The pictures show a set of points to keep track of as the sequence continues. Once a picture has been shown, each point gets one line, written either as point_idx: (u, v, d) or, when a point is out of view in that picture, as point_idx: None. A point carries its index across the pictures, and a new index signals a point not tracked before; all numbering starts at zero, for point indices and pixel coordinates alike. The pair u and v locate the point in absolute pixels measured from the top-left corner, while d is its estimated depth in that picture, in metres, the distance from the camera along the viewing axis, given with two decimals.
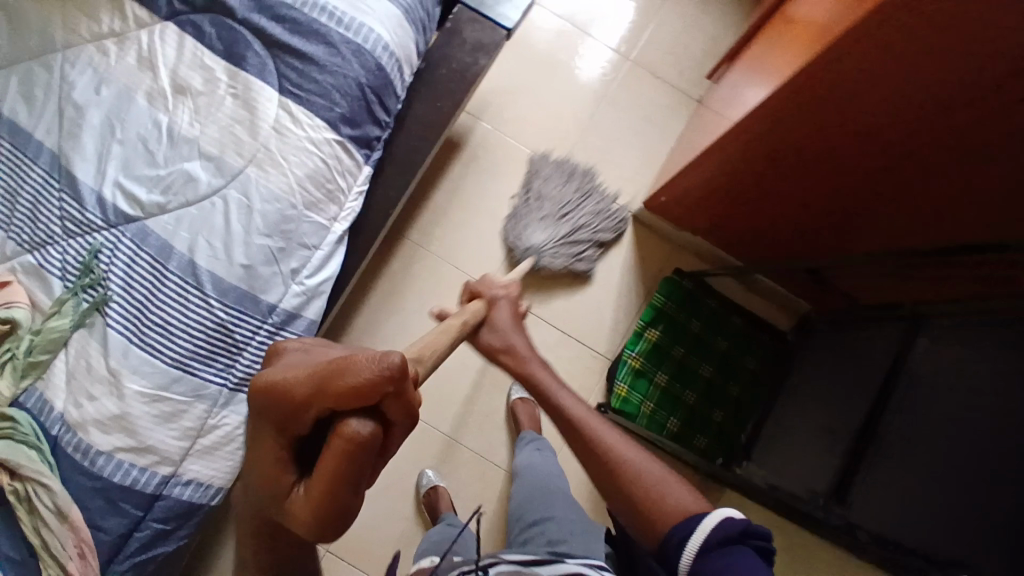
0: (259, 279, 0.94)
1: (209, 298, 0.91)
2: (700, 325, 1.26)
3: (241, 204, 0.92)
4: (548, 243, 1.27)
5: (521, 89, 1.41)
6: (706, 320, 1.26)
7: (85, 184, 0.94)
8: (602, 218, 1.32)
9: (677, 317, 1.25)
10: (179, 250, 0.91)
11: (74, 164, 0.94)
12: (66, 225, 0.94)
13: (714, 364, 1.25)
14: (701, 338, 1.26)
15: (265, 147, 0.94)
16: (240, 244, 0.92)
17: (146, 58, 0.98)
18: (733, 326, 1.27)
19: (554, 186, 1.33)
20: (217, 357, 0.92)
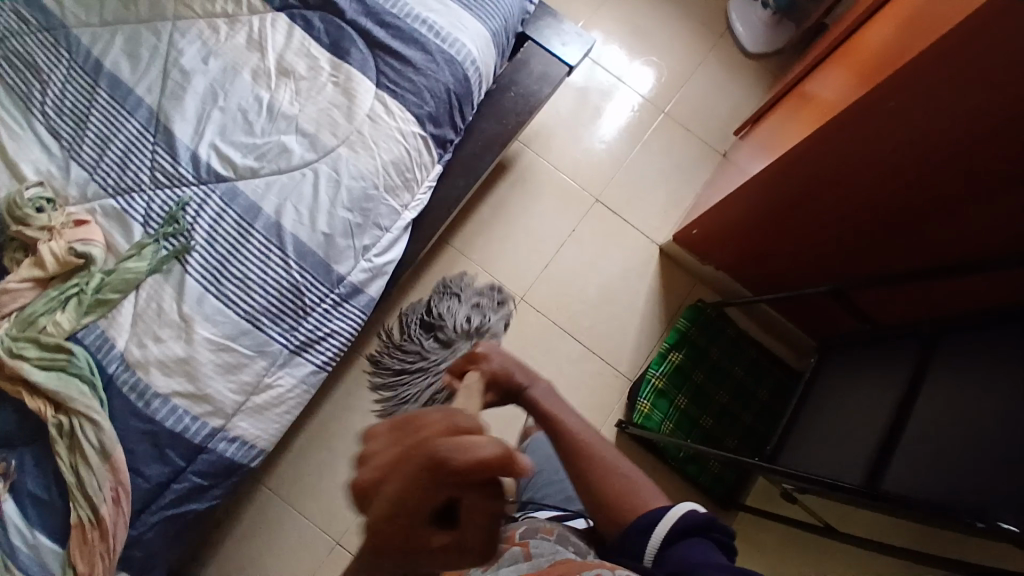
0: (336, 249, 0.98)
1: (289, 260, 0.95)
2: (718, 353, 1.34)
3: (331, 178, 0.99)
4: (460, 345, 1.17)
5: (566, 125, 1.53)
6: (724, 350, 1.35)
7: (181, 142, 0.99)
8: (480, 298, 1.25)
9: (698, 343, 1.33)
10: (266, 211, 0.96)
11: (172, 122, 1.00)
12: (155, 176, 0.98)
13: (729, 391, 1.33)
14: (719, 366, 1.34)
15: (359, 131, 1.02)
16: (324, 214, 0.97)
17: (255, 39, 1.06)
18: (748, 358, 1.35)
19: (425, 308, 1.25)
20: (285, 317, 0.96)
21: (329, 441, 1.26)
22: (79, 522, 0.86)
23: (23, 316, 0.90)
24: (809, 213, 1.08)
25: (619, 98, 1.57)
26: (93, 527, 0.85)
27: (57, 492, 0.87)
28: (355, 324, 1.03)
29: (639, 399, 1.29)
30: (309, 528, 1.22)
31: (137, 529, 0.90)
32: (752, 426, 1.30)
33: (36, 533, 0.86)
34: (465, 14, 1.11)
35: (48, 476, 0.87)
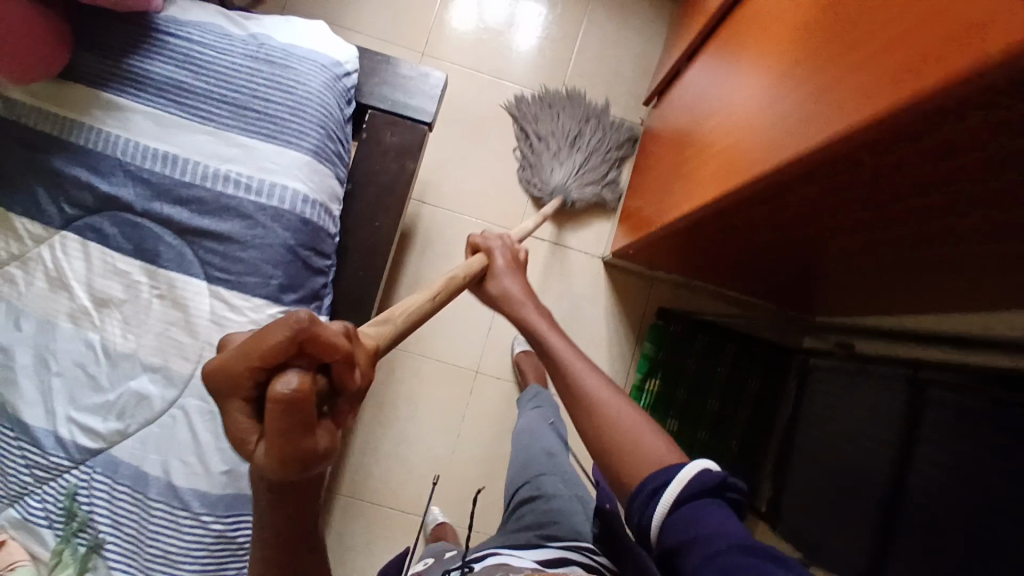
0: (243, 477, 0.89)
1: (200, 515, 0.87)
2: (697, 362, 1.23)
3: (204, 411, 0.88)
4: (569, 177, 1.27)
5: (460, 159, 1.34)
6: (701, 356, 1.23)
7: (39, 428, 0.90)
8: (589, 172, 1.28)
9: (672, 361, 1.22)
10: (154, 474, 0.88)
11: (21, 410, 0.90)
12: (35, 472, 0.90)
13: (717, 397, 1.24)
14: (699, 372, 1.23)
15: (209, 343, 0.88)
16: (214, 452, 0.87)
17: (56, 277, 0.91)
18: (730, 351, 1.24)
19: (557, 120, 1.31)
20: (228, 564, 0.90)
21: None
22: None
23: None
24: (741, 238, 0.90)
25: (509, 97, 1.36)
26: None
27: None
28: None
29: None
30: None
31: None
32: (750, 422, 1.24)
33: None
34: (271, 146, 0.91)
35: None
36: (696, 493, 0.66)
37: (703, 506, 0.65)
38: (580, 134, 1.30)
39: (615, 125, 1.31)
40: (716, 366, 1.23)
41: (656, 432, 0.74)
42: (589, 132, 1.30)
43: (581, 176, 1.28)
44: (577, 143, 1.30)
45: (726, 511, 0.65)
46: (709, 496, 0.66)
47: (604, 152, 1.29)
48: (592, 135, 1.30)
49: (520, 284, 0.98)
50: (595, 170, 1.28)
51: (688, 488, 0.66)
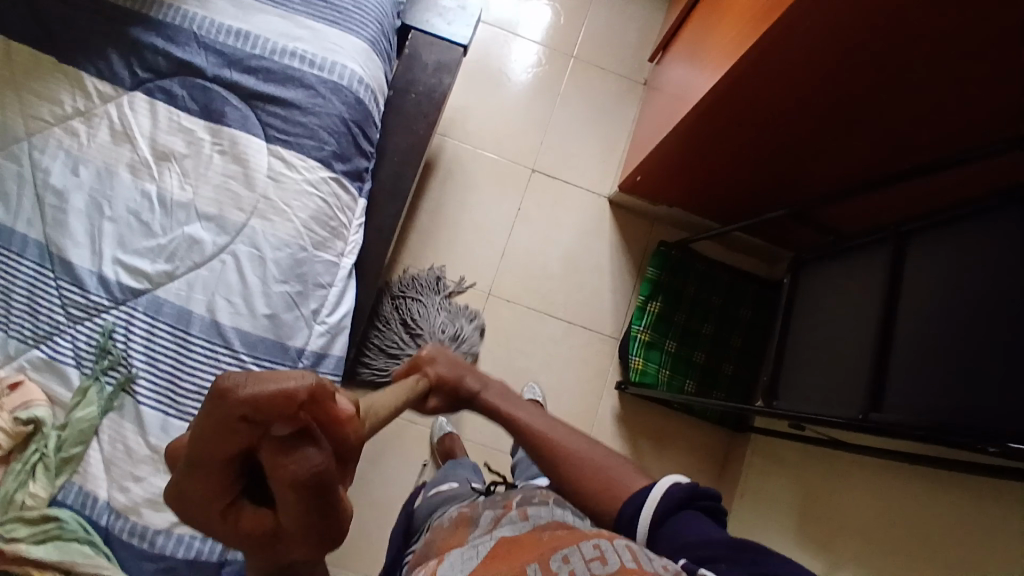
0: (284, 325, 0.94)
1: (240, 354, 0.91)
2: (693, 287, 1.35)
3: (253, 257, 0.92)
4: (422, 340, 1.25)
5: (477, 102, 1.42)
6: (698, 282, 1.35)
7: (83, 268, 0.92)
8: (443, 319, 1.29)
9: (672, 285, 1.34)
10: (198, 313, 0.91)
11: (68, 250, 0.93)
12: (70, 312, 0.92)
13: (714, 322, 1.34)
14: (696, 298, 1.35)
15: (265, 196, 0.94)
16: (260, 295, 0.92)
17: (119, 129, 0.96)
18: (724, 281, 1.36)
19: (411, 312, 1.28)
20: None
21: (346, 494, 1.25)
22: None
23: None
24: (748, 138, 1.04)
25: (513, 53, 1.46)
26: None
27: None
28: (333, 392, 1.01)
29: (631, 356, 1.30)
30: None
31: None
32: (742, 347, 1.34)
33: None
34: (335, 32, 1.02)
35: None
36: (672, 507, 0.69)
37: (682, 519, 0.69)
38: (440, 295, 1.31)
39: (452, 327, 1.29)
40: (712, 294, 1.35)
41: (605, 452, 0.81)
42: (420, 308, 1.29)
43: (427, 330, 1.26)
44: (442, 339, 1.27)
45: (697, 516, 0.69)
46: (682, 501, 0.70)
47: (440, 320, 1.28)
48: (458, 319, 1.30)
49: (452, 369, 0.95)
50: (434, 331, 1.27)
51: (666, 502, 0.70)
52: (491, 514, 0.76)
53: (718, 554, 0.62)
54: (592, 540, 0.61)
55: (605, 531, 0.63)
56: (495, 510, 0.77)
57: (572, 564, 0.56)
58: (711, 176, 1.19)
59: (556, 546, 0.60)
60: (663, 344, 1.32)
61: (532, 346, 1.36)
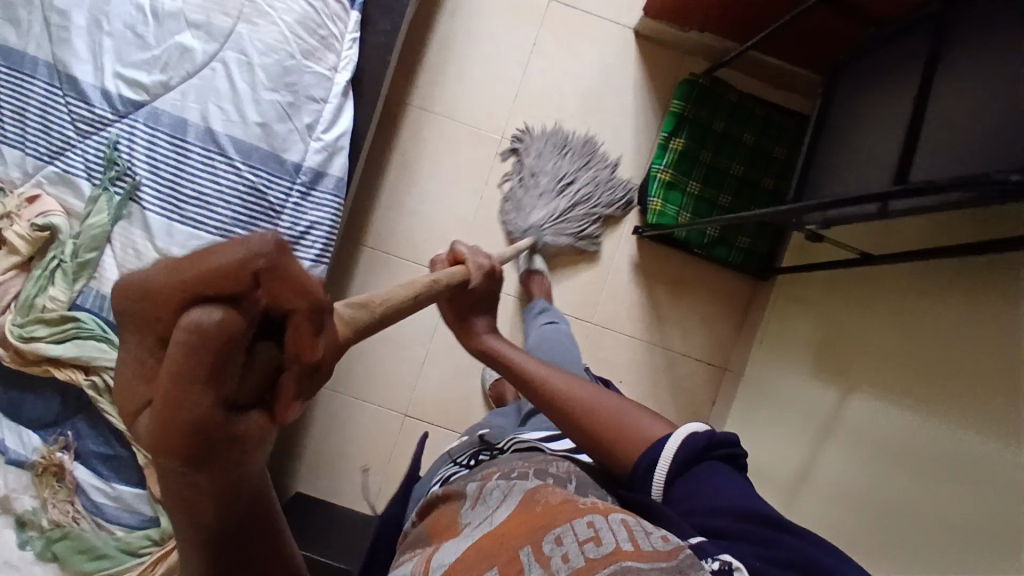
0: (276, 136, 0.93)
1: (235, 161, 0.92)
2: (724, 122, 1.24)
3: (241, 62, 0.91)
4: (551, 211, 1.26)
5: None
6: (730, 117, 1.24)
7: (86, 82, 0.91)
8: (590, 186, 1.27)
9: (699, 119, 1.23)
10: (193, 121, 0.92)
11: (71, 66, 0.91)
12: (79, 127, 0.92)
13: (743, 161, 1.24)
14: (726, 135, 1.24)
15: (250, 0, 0.92)
16: (250, 102, 0.91)
17: None
18: (758, 117, 1.24)
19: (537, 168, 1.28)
20: (258, 221, 0.94)
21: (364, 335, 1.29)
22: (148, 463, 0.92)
23: (19, 303, 0.91)
24: None
25: None
26: None
27: (119, 445, 0.92)
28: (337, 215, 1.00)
29: (651, 197, 1.24)
30: (378, 413, 1.31)
31: None
32: (773, 190, 1.24)
33: (114, 484, 0.92)
34: None
35: (102, 438, 0.92)
36: (689, 458, 0.68)
37: (698, 473, 0.67)
38: (569, 147, 1.29)
39: (612, 180, 1.28)
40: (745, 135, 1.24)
41: (640, 409, 0.77)
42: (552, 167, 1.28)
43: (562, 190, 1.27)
44: (569, 188, 1.27)
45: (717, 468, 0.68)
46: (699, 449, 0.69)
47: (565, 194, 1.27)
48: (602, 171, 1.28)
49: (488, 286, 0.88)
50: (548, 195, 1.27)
51: (682, 453, 0.68)
52: (478, 483, 0.71)
53: (731, 524, 0.60)
54: (588, 515, 0.55)
55: (602, 504, 0.57)
56: (480, 478, 0.72)
57: (564, 547, 0.51)
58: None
59: (549, 525, 0.54)
60: (686, 185, 1.24)
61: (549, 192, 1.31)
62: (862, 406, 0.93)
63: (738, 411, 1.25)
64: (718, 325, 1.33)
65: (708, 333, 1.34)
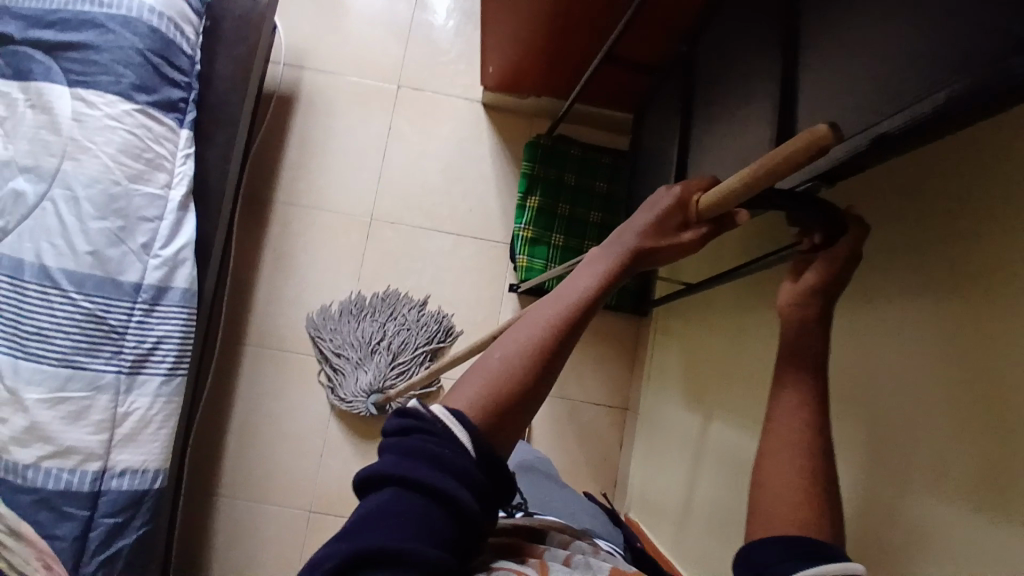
0: (109, 261, 0.98)
1: (70, 292, 0.96)
2: (573, 174, 1.30)
3: (67, 198, 0.97)
4: (385, 368, 1.28)
5: (324, 26, 1.39)
6: (577, 169, 1.30)
7: None
8: (414, 328, 1.30)
9: (548, 176, 1.29)
10: (29, 260, 0.96)
11: None
12: None
13: (600, 208, 1.29)
14: (578, 186, 1.29)
15: (71, 139, 0.97)
16: (79, 233, 0.97)
17: None
18: (603, 166, 1.31)
19: (358, 329, 1.30)
20: (101, 346, 0.97)
21: (257, 432, 1.29)
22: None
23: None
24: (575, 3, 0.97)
25: None
26: None
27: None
28: (187, 315, 1.06)
29: (518, 255, 1.27)
30: (280, 513, 1.26)
31: None
32: None
33: None
34: None
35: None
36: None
37: None
38: (366, 308, 1.32)
39: (420, 319, 1.31)
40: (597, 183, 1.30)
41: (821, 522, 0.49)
42: (394, 330, 1.30)
43: (390, 350, 1.30)
44: (379, 348, 1.30)
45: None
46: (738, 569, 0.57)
47: (408, 348, 1.30)
48: (406, 313, 1.32)
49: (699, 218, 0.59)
50: (385, 349, 1.30)
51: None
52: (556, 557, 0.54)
53: None
54: None
55: None
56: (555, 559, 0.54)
57: None
58: (565, 57, 1.14)
59: None
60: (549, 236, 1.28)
61: (424, 262, 1.35)
62: (721, 430, 0.93)
63: (641, 449, 1.25)
64: (610, 366, 1.35)
65: (605, 374, 1.36)
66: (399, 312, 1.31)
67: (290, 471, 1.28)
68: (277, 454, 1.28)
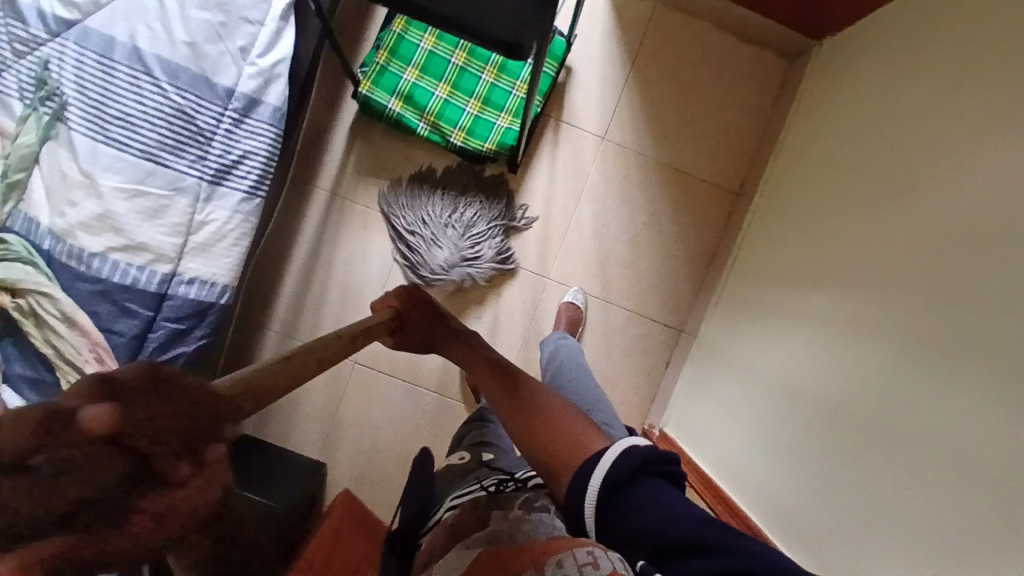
0: (206, 58, 0.92)
1: (161, 83, 0.90)
2: (421, 64, 1.20)
3: None
4: (456, 242, 1.24)
5: None
6: (425, 53, 1.20)
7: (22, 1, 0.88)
8: (487, 206, 1.27)
9: (408, 64, 1.19)
10: (120, 39, 0.89)
11: None
12: (15, 47, 0.89)
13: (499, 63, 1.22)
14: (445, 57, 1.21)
15: None
16: (178, 21, 0.90)
17: None
18: (390, 45, 1.19)
19: (426, 207, 1.26)
20: (186, 147, 0.92)
21: (313, 277, 1.27)
22: (74, 389, 0.90)
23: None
24: None
25: None
26: None
27: (44, 368, 0.91)
28: (276, 135, 0.99)
29: (484, 147, 1.19)
30: None
31: None
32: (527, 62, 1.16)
33: None
34: None
35: (28, 361, 0.91)
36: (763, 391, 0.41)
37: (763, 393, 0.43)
38: (435, 193, 1.26)
39: (491, 201, 1.27)
40: (431, 84, 1.20)
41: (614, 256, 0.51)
42: (464, 209, 1.26)
43: (463, 232, 1.25)
44: (452, 221, 1.26)
45: None
46: (636, 470, 0.55)
47: (480, 223, 1.26)
48: (474, 198, 1.27)
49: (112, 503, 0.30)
50: (465, 218, 1.25)
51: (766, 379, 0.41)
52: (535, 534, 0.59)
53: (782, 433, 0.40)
54: None
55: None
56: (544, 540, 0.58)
57: None
58: None
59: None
60: (483, 144, 1.19)
61: None
62: (807, 361, 0.92)
63: (693, 371, 1.23)
64: (676, 285, 1.31)
65: (668, 292, 1.32)
66: (472, 194, 1.27)
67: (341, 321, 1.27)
68: (329, 301, 1.27)
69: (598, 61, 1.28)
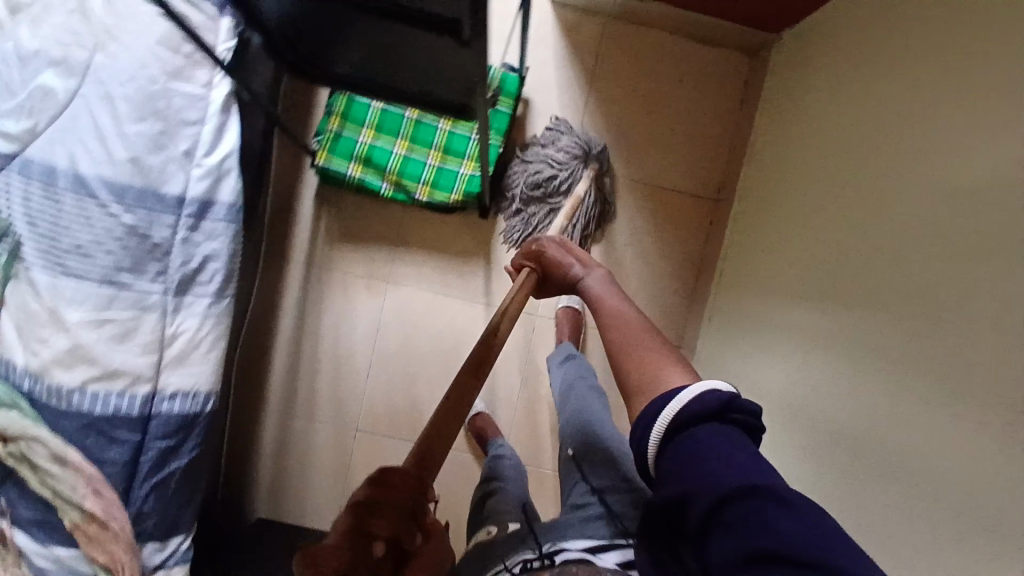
0: (151, 171, 0.89)
1: (109, 204, 0.87)
2: (375, 123, 1.17)
3: (102, 95, 0.86)
4: (573, 162, 1.18)
5: None
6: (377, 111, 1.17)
7: None
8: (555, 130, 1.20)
9: (362, 125, 1.16)
10: (62, 166, 0.86)
11: None
12: None
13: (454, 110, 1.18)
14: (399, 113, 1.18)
15: (106, 28, 0.87)
16: (117, 137, 0.87)
17: None
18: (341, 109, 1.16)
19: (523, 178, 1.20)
20: (145, 264, 0.90)
21: (303, 351, 1.25)
22: (78, 524, 0.89)
23: None
24: None
25: None
26: (90, 522, 0.88)
27: (46, 509, 0.90)
28: (235, 231, 0.98)
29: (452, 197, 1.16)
30: (330, 432, 1.25)
31: (135, 506, 0.92)
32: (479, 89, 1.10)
33: (52, 547, 0.90)
34: None
35: (29, 503, 0.89)
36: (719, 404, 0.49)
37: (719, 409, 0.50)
38: (516, 170, 1.21)
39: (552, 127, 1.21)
40: (388, 141, 1.17)
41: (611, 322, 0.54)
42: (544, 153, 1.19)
43: (564, 156, 1.18)
44: (551, 164, 1.19)
45: None
46: (707, 421, 0.51)
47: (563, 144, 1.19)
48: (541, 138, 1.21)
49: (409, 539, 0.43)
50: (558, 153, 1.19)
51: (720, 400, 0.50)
52: None
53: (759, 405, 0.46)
54: None
55: None
56: None
57: None
58: None
59: None
60: (450, 195, 1.17)
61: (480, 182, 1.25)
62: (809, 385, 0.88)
63: None
64: (670, 302, 1.28)
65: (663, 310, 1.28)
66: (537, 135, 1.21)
67: (337, 391, 1.25)
68: (322, 373, 1.25)
69: (555, 88, 1.24)
